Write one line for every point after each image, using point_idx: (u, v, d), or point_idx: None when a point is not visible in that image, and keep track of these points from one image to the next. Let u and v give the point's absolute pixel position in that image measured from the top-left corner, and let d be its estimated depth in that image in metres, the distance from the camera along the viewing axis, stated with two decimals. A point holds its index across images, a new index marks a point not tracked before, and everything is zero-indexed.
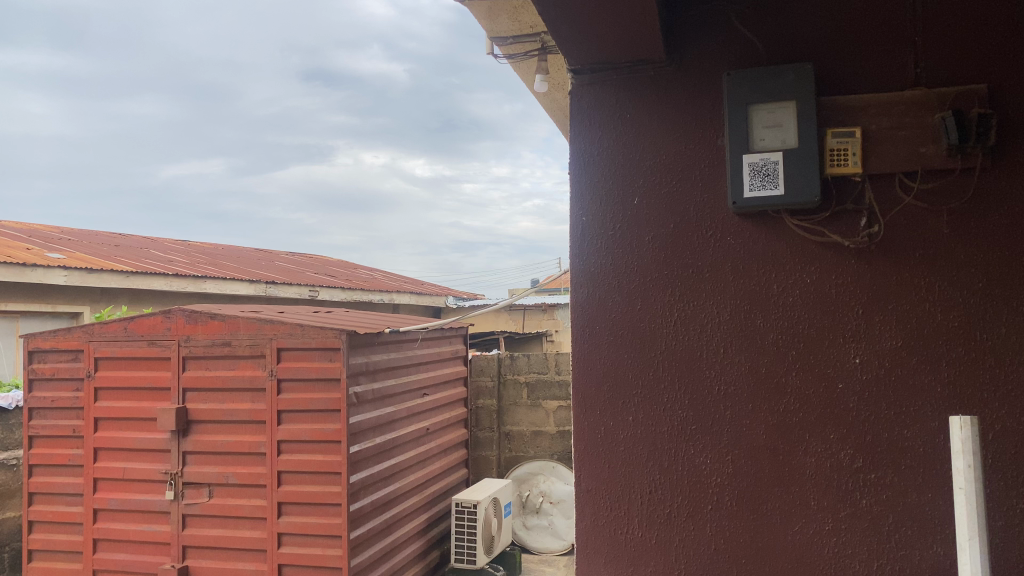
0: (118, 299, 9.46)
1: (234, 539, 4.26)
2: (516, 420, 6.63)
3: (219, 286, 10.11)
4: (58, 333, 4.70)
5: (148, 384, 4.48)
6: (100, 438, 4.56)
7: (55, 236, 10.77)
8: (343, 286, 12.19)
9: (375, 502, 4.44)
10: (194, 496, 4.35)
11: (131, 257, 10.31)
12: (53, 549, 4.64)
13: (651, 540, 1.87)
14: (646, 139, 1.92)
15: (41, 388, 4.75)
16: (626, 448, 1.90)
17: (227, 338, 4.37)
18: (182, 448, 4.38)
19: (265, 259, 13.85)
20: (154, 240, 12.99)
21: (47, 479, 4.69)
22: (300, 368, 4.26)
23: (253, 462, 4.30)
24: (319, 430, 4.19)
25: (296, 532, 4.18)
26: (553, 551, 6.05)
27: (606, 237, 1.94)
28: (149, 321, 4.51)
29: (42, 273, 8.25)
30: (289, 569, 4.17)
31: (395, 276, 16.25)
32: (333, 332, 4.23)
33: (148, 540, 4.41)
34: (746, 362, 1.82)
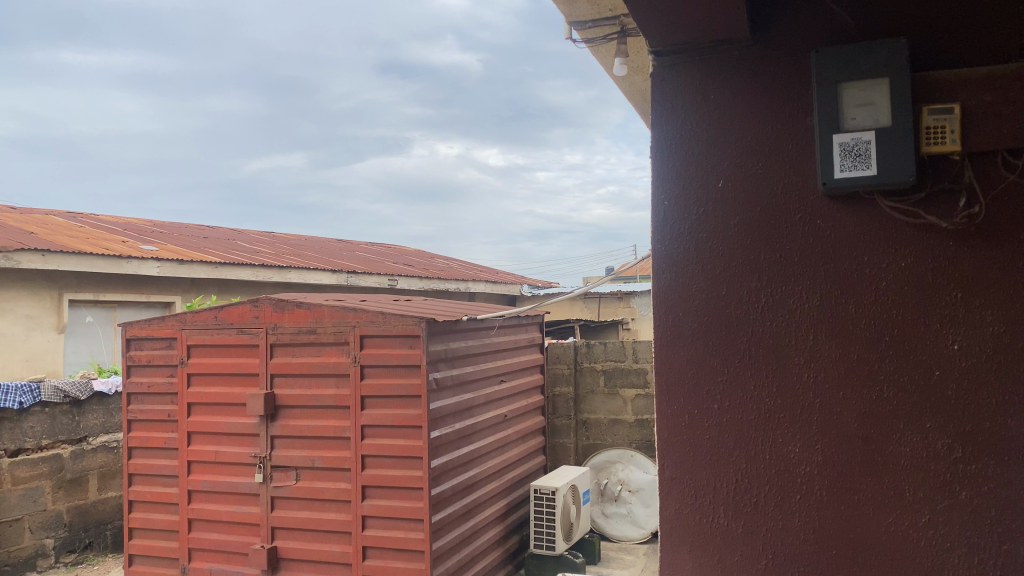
0: (207, 289, 9.82)
1: (321, 521, 4.39)
2: (593, 408, 6.62)
3: (302, 276, 10.39)
4: (152, 322, 4.91)
5: (238, 370, 4.65)
6: (194, 422, 4.74)
7: (148, 229, 11.27)
8: (421, 276, 12.36)
9: (456, 487, 4.50)
10: (282, 479, 4.49)
11: (219, 248, 10.69)
12: (152, 527, 4.86)
13: (736, 529, 1.84)
14: (732, 122, 1.88)
15: (138, 374, 4.98)
16: (709, 437, 1.87)
17: (312, 326, 4.49)
18: (270, 433, 4.53)
19: (345, 249, 14.15)
20: (240, 232, 13.43)
21: (145, 461, 4.92)
22: (382, 355, 4.34)
23: (337, 447, 4.41)
24: (401, 416, 4.27)
25: (380, 515, 4.27)
26: (632, 539, 6.02)
27: (689, 221, 1.91)
28: (238, 309, 4.67)
29: (137, 264, 8.65)
30: (373, 551, 4.28)
31: (471, 266, 16.41)
32: (413, 319, 4.29)
33: (240, 521, 4.58)
34: (836, 348, 1.77)
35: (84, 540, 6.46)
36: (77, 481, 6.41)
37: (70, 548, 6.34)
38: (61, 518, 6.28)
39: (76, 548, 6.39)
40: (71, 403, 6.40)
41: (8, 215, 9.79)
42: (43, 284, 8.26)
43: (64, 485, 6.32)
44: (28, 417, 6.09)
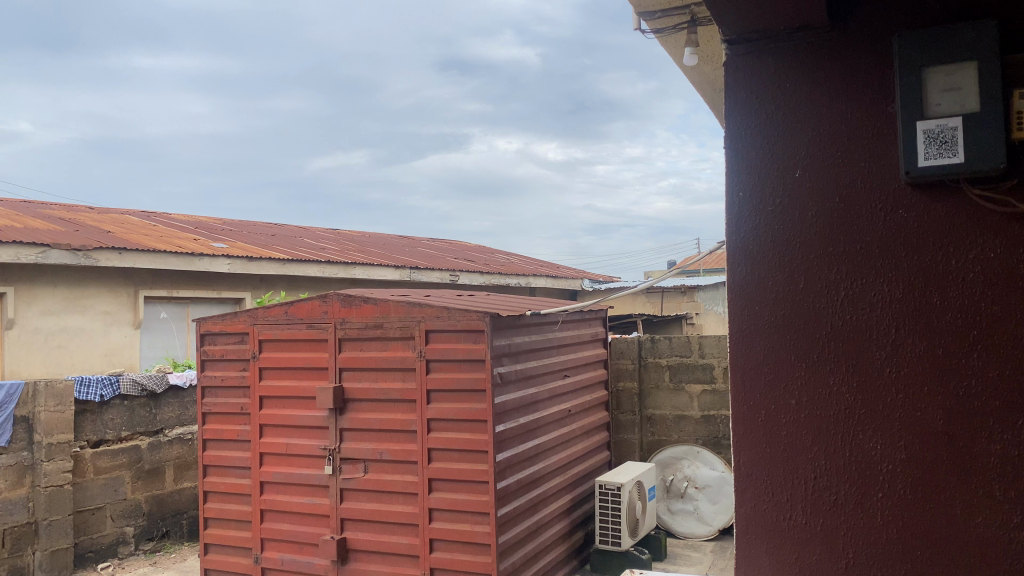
0: (275, 285, 10.04)
1: (389, 513, 4.45)
2: (658, 404, 6.56)
3: (367, 272, 10.54)
4: (225, 318, 5.05)
5: (308, 364, 4.75)
6: (265, 415, 4.86)
7: (218, 227, 11.58)
8: (483, 271, 12.41)
9: (521, 481, 4.51)
10: (350, 471, 4.57)
11: (286, 245, 10.90)
12: (226, 517, 5.00)
13: (816, 527, 1.80)
14: (809, 110, 1.83)
15: (212, 367, 5.12)
16: (787, 433, 1.83)
17: (379, 320, 4.55)
18: (339, 426, 4.61)
19: (408, 245, 14.31)
20: (306, 229, 13.71)
21: (219, 452, 5.06)
22: (447, 349, 4.37)
23: (404, 440, 4.46)
24: (466, 410, 4.30)
25: (446, 508, 4.30)
26: (699, 536, 5.96)
27: (766, 212, 1.87)
28: (307, 305, 4.77)
29: (209, 262, 8.90)
30: (439, 543, 4.32)
31: (532, 261, 16.41)
32: (477, 314, 4.30)
33: (310, 512, 4.68)
34: (920, 342, 1.71)
35: (161, 528, 6.68)
36: (154, 471, 6.63)
37: (149, 536, 6.57)
38: (140, 507, 6.51)
39: (155, 536, 6.62)
40: (149, 396, 6.63)
41: (88, 215, 10.20)
42: (120, 281, 8.59)
43: (142, 475, 6.54)
44: (108, 409, 6.35)
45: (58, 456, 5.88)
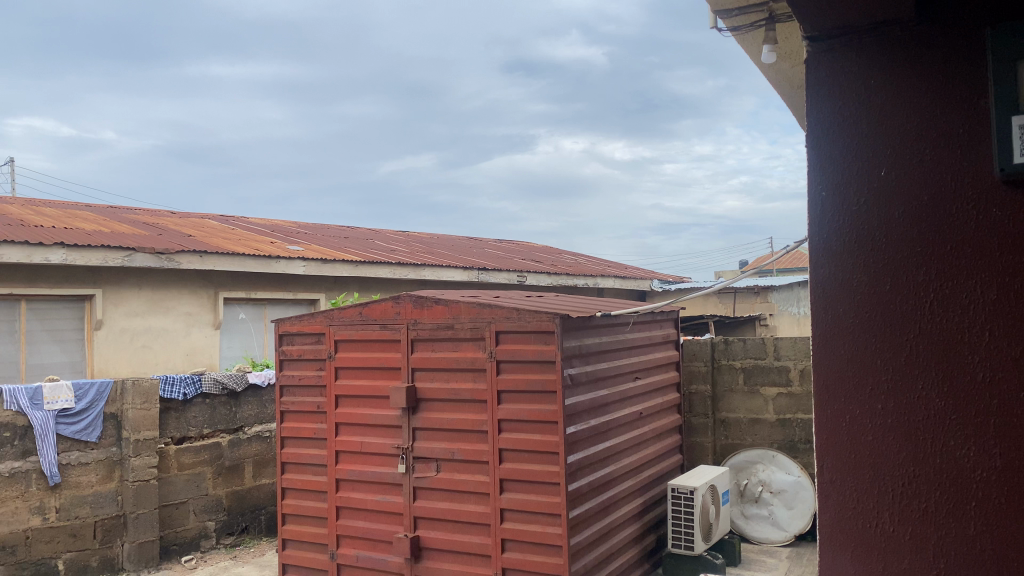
0: (348, 286, 10.24)
1: (461, 512, 4.49)
2: (732, 407, 6.45)
3: (436, 273, 10.67)
4: (302, 318, 5.18)
5: (381, 364, 4.83)
6: (341, 414, 4.96)
7: (293, 230, 11.87)
8: (551, 272, 12.43)
9: (593, 483, 4.49)
10: (423, 470, 4.63)
11: (358, 248, 11.12)
12: (303, 513, 5.12)
13: (904, 535, 1.75)
14: (895, 107, 1.78)
15: (290, 367, 5.26)
16: (873, 439, 1.79)
17: (451, 321, 4.60)
18: (412, 425, 4.68)
19: (477, 246, 14.43)
20: (377, 232, 13.95)
21: (296, 449, 5.19)
22: (518, 351, 4.38)
23: (476, 439, 4.49)
24: (537, 411, 4.30)
25: (517, 509, 4.32)
26: (775, 542, 5.85)
27: (850, 213, 1.83)
28: (381, 306, 4.86)
29: (285, 264, 9.14)
30: (511, 543, 4.33)
31: (600, 262, 16.35)
32: (548, 316, 4.30)
33: (384, 510, 4.76)
34: (1016, 347, 1.64)
35: (241, 523, 6.87)
36: (234, 468, 6.83)
37: (230, 531, 6.78)
38: (221, 502, 6.72)
39: (234, 531, 6.82)
40: (229, 394, 6.85)
41: (171, 219, 10.59)
42: (201, 282, 8.89)
43: (223, 471, 6.75)
44: (191, 407, 6.59)
45: (145, 452, 6.12)
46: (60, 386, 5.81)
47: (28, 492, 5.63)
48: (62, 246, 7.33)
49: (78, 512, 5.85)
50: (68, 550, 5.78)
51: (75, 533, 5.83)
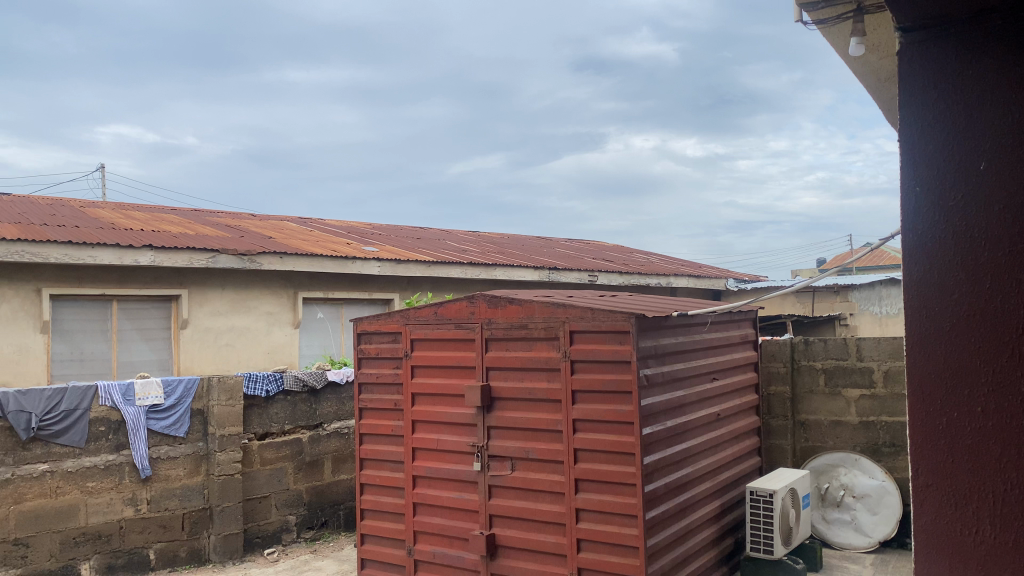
0: (422, 287, 10.37)
1: (536, 511, 4.50)
2: (813, 409, 6.30)
3: (508, 273, 10.73)
4: (379, 318, 5.28)
5: (457, 363, 4.88)
6: (418, 411, 5.04)
7: (367, 231, 12.10)
8: (623, 271, 12.34)
9: (670, 485, 4.44)
10: (498, 468, 4.66)
11: (431, 248, 11.26)
12: (381, 509, 5.21)
13: (1006, 542, 1.67)
14: (994, 99, 1.72)
15: (368, 365, 5.37)
16: (973, 442, 1.72)
17: (525, 321, 4.62)
18: (487, 423, 4.71)
19: (549, 246, 14.45)
20: (449, 232, 14.10)
21: (375, 446, 5.29)
22: (593, 350, 4.36)
23: (550, 439, 4.49)
24: (612, 411, 4.27)
25: (593, 509, 4.30)
26: (858, 548, 5.69)
27: (946, 208, 1.77)
28: (456, 305, 4.91)
29: (360, 265, 9.32)
30: (587, 544, 4.32)
31: (674, 261, 16.17)
32: (623, 315, 4.26)
33: (460, 507, 4.81)
34: None
35: (321, 518, 7.04)
36: (314, 463, 6.99)
37: (310, 525, 6.95)
38: (302, 497, 6.90)
39: (314, 525, 6.99)
40: (309, 391, 7.02)
41: (251, 221, 10.91)
42: (281, 283, 9.14)
43: (304, 466, 6.92)
44: (273, 404, 6.78)
45: (229, 447, 6.32)
46: (150, 383, 6.07)
47: (121, 484, 5.88)
48: (150, 248, 7.65)
49: (167, 504, 6.09)
50: (158, 540, 6.03)
51: (165, 524, 6.08)
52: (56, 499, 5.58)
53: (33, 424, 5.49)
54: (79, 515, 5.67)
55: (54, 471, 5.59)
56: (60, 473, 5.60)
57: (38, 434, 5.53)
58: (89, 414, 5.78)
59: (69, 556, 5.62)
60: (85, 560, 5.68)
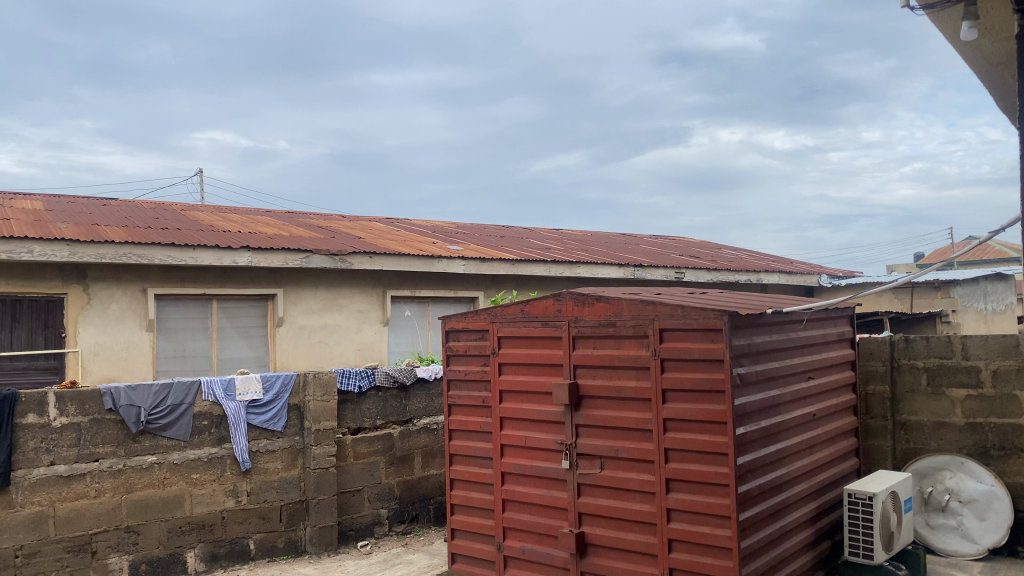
0: (506, 285, 10.44)
1: (627, 511, 4.48)
2: (914, 409, 6.07)
3: (592, 270, 10.72)
4: (467, 315, 5.35)
5: (544, 361, 4.90)
6: (506, 409, 5.08)
7: (453, 230, 12.26)
8: (711, 268, 12.15)
9: (764, 486, 4.35)
10: (587, 466, 4.65)
11: (516, 247, 11.32)
12: (471, 505, 5.28)
13: None
14: None
15: (456, 363, 5.45)
16: None
17: (613, 319, 4.59)
18: (575, 421, 4.71)
19: (634, 244, 14.34)
20: (533, 230, 14.15)
21: (464, 442, 5.36)
22: (683, 349, 4.30)
23: (640, 438, 4.45)
24: (704, 410, 4.20)
25: (684, 509, 4.25)
26: (966, 555, 5.47)
27: None
28: (543, 303, 4.93)
29: (446, 264, 9.45)
30: (679, 545, 4.27)
31: (763, 257, 15.82)
32: (714, 313, 4.18)
33: (549, 505, 4.82)
34: None
35: (412, 512, 7.18)
36: (405, 458, 7.13)
37: (401, 519, 7.09)
38: (393, 491, 7.04)
39: (406, 519, 7.13)
40: (399, 387, 7.17)
41: (340, 222, 11.21)
42: (370, 282, 9.34)
43: (395, 461, 7.07)
44: (365, 399, 6.94)
45: (324, 441, 6.51)
46: (250, 378, 6.30)
47: (223, 475, 6.12)
48: (248, 249, 7.94)
49: (266, 496, 6.31)
50: (258, 531, 6.26)
51: (264, 516, 6.31)
52: (163, 490, 5.86)
53: (142, 417, 5.77)
54: (185, 506, 5.93)
55: (162, 463, 5.86)
56: (167, 464, 5.88)
57: (147, 427, 5.81)
58: (193, 408, 6.03)
59: (176, 544, 5.89)
60: (190, 549, 5.94)
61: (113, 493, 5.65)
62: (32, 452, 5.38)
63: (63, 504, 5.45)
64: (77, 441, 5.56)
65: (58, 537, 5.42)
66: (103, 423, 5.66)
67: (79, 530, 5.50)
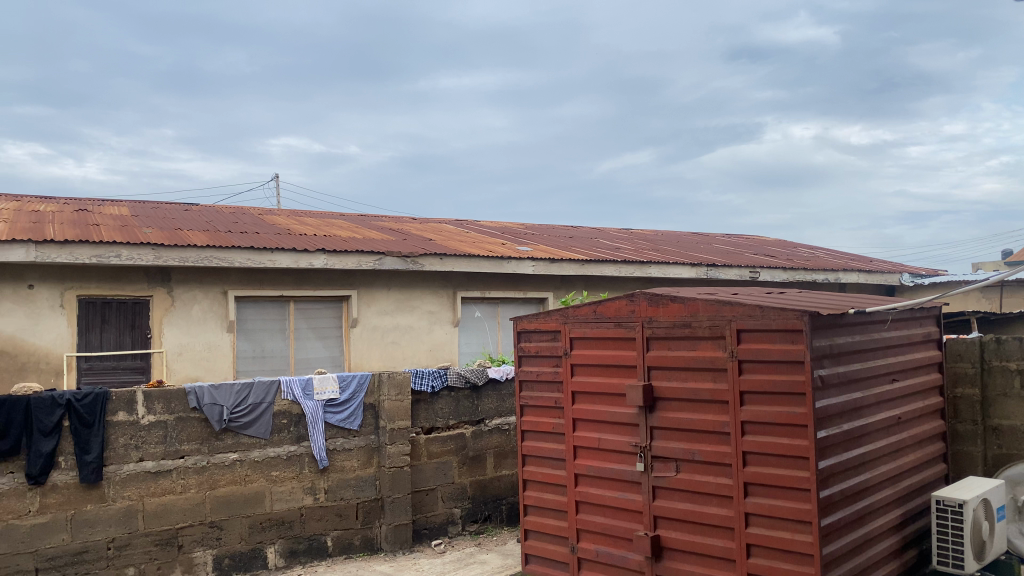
0: (576, 285, 10.41)
1: (703, 515, 4.41)
2: (1007, 413, 5.81)
3: (663, 270, 10.61)
4: (539, 316, 5.35)
5: (618, 363, 4.86)
6: (578, 410, 5.06)
7: (522, 231, 12.29)
8: (786, 266, 11.87)
9: (846, 491, 4.22)
10: (662, 469, 4.60)
11: (585, 247, 11.28)
12: (544, 506, 5.28)
13: None
14: None
15: (528, 363, 5.45)
16: None
17: (688, 319, 4.52)
18: (649, 424, 4.66)
19: (706, 242, 14.13)
20: (602, 230, 14.08)
21: (537, 444, 5.36)
22: (761, 350, 4.21)
23: (717, 441, 4.38)
24: (784, 413, 4.10)
25: (764, 514, 4.16)
26: None
27: None
28: (616, 304, 4.90)
29: (516, 264, 9.47)
30: (758, 550, 4.18)
31: (840, 255, 15.40)
32: (794, 313, 4.08)
33: (623, 507, 4.79)
34: None
35: (484, 512, 7.22)
36: (477, 458, 7.18)
37: (474, 518, 7.14)
38: (466, 491, 7.10)
39: (479, 519, 7.18)
40: (471, 388, 7.22)
41: (411, 224, 11.35)
42: (441, 283, 9.44)
43: (468, 461, 7.13)
44: (438, 399, 7.02)
45: (398, 440, 6.60)
46: (327, 378, 6.43)
47: (302, 473, 6.27)
48: (323, 252, 8.10)
49: (342, 494, 6.44)
50: (335, 528, 6.39)
51: (341, 513, 6.43)
52: (245, 486, 6.03)
53: (225, 416, 5.95)
54: (265, 502, 6.09)
55: (243, 460, 6.04)
56: (248, 462, 6.05)
57: (229, 425, 5.99)
58: (273, 407, 6.19)
59: (257, 539, 6.05)
60: (270, 545, 6.10)
61: (198, 489, 5.84)
62: (122, 449, 5.59)
63: (151, 498, 5.66)
64: (164, 438, 5.76)
65: (146, 530, 5.63)
66: (187, 421, 5.85)
67: (166, 524, 5.70)
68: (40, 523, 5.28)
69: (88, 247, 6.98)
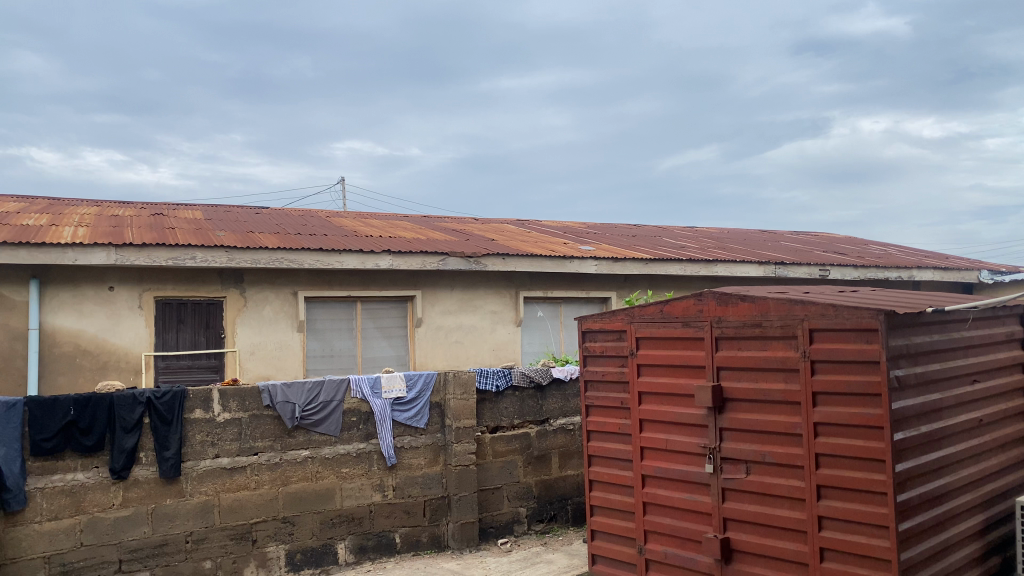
0: (640, 285, 10.33)
1: (774, 518, 4.34)
2: None
3: (728, 269, 10.45)
4: (605, 316, 5.34)
5: (685, 363, 4.81)
6: (645, 411, 5.03)
7: (584, 231, 12.25)
8: (857, 264, 11.56)
9: (925, 496, 4.10)
10: (732, 471, 4.54)
11: (648, 246, 11.18)
12: (611, 507, 5.26)
13: None
14: None
15: (594, 363, 5.44)
16: None
17: (758, 319, 4.46)
18: (718, 425, 4.61)
19: (773, 240, 13.86)
20: (665, 229, 13.94)
21: (603, 444, 5.34)
22: (834, 350, 4.12)
23: (789, 443, 4.30)
24: (858, 414, 4.00)
25: (838, 517, 4.06)
26: None
27: None
28: (683, 303, 4.85)
29: (579, 263, 9.45)
30: (832, 554, 4.09)
31: (914, 252, 14.90)
32: (869, 312, 3.98)
33: (692, 509, 4.74)
34: None
35: (550, 512, 7.22)
36: (542, 458, 7.19)
37: (540, 518, 7.16)
38: (531, 490, 7.12)
39: (544, 518, 7.19)
40: (535, 388, 7.24)
41: (474, 225, 11.43)
42: (504, 283, 9.48)
43: (533, 461, 7.15)
44: (502, 399, 7.05)
45: (464, 439, 6.66)
46: (394, 377, 6.53)
47: (371, 471, 6.38)
48: (388, 253, 8.23)
49: (410, 492, 6.53)
50: (403, 525, 6.48)
51: (409, 510, 6.51)
52: (316, 483, 6.16)
53: (297, 413, 6.08)
54: (336, 498, 6.22)
55: (314, 457, 6.17)
56: (319, 459, 6.18)
57: (300, 423, 6.12)
58: (343, 405, 6.31)
59: (328, 535, 6.18)
60: (341, 541, 6.22)
61: (271, 485, 6.00)
62: (199, 445, 5.77)
63: (226, 493, 5.83)
64: (239, 436, 5.93)
65: (222, 524, 5.80)
66: (261, 419, 6.01)
67: (241, 519, 5.87)
68: (123, 516, 5.49)
69: (165, 250, 7.23)
